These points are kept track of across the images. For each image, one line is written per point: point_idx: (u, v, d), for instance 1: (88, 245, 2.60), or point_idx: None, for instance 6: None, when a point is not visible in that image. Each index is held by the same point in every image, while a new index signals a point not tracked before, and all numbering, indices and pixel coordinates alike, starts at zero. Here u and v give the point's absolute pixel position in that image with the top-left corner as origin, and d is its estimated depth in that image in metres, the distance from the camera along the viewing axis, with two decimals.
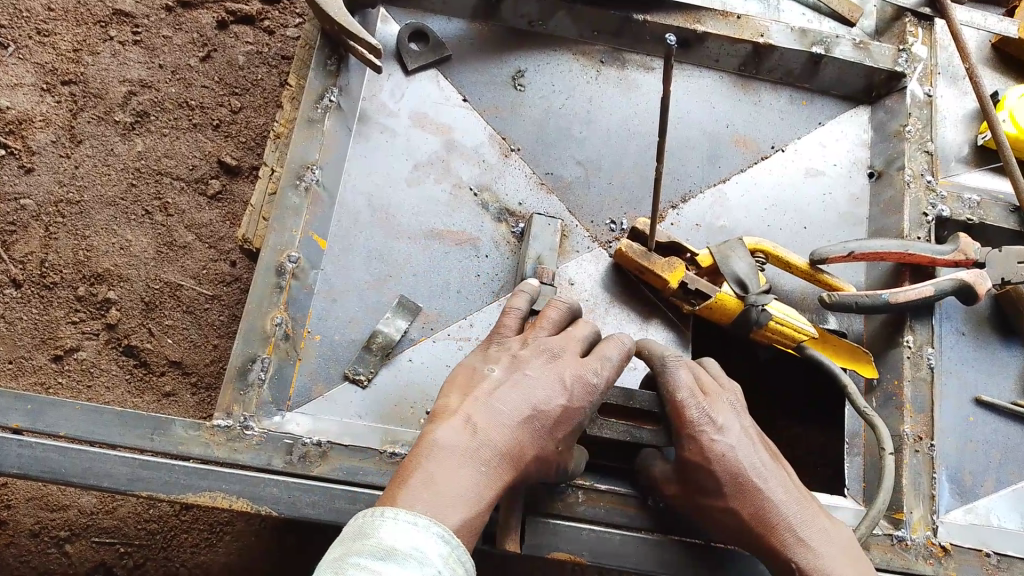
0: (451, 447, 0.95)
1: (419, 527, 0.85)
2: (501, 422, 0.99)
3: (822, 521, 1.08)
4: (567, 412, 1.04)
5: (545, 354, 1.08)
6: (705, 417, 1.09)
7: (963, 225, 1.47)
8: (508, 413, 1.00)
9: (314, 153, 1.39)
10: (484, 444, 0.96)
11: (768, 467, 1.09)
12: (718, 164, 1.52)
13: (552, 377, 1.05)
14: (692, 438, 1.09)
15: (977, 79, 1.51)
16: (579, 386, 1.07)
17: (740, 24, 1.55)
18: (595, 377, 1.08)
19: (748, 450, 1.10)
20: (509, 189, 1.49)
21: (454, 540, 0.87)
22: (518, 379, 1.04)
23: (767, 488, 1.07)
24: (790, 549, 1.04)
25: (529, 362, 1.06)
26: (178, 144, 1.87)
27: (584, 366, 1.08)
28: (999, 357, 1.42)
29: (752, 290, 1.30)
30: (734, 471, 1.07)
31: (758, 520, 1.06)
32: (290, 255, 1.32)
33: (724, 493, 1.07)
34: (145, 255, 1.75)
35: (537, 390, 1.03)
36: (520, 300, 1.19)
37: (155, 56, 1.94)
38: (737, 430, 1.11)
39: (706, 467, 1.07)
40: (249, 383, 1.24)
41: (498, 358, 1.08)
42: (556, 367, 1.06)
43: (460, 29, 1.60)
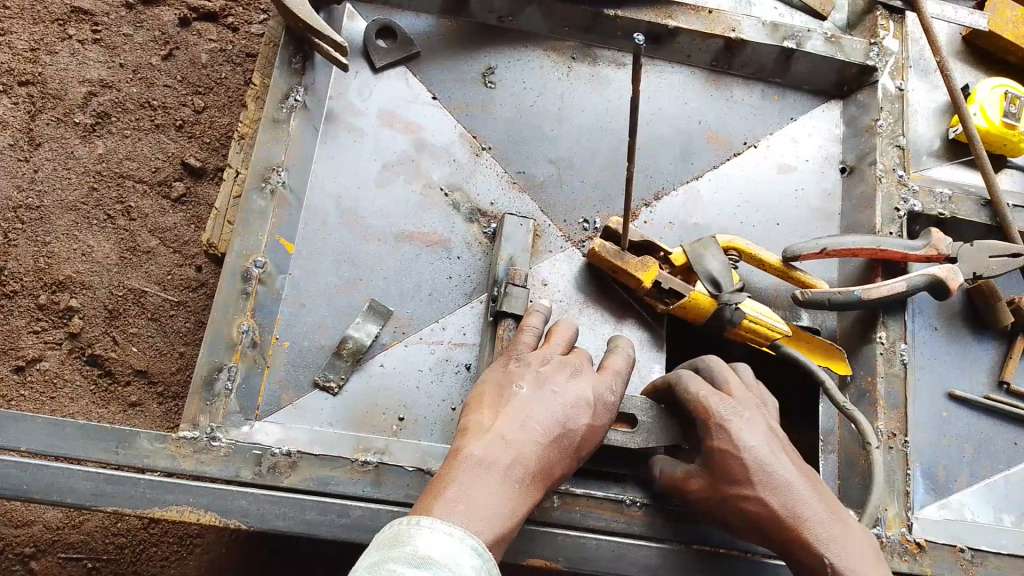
0: (485, 463, 0.95)
1: (453, 537, 0.85)
2: (533, 438, 0.99)
3: (850, 521, 1.05)
4: (592, 431, 1.05)
5: (568, 369, 1.08)
6: (733, 410, 1.08)
7: (936, 219, 1.47)
8: (538, 429, 1.00)
9: (280, 154, 1.36)
10: (516, 460, 0.97)
11: (794, 464, 1.07)
12: (691, 161, 1.51)
13: (578, 393, 1.05)
14: (719, 428, 1.07)
15: (949, 73, 1.51)
16: (600, 405, 1.07)
17: (712, 18, 1.54)
18: (612, 395, 1.09)
19: (776, 445, 1.07)
20: (480, 189, 1.47)
21: (485, 553, 0.86)
22: (543, 396, 1.04)
23: (796, 483, 1.04)
24: (823, 544, 1.01)
25: (555, 378, 1.06)
26: (141, 146, 1.82)
27: (603, 382, 1.09)
28: (971, 351, 1.42)
29: (725, 289, 1.29)
30: (762, 462, 1.04)
31: (788, 513, 1.03)
32: (255, 260, 1.28)
33: (753, 484, 1.04)
34: (109, 261, 1.71)
35: (564, 405, 1.03)
36: (535, 318, 1.17)
37: (115, 55, 1.88)
38: (763, 425, 1.09)
39: (735, 459, 1.05)
40: (216, 394, 1.21)
41: (523, 375, 1.07)
42: (579, 382, 1.07)
43: (428, 25, 1.57)
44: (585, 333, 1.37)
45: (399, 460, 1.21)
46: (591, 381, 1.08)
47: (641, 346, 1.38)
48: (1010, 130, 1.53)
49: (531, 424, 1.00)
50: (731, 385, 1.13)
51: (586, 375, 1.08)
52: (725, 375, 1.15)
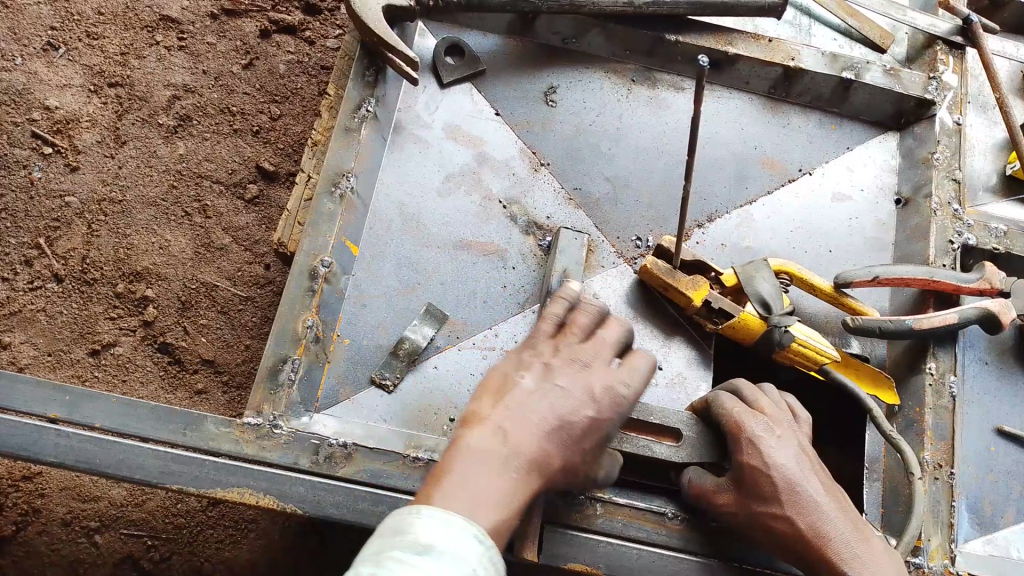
0: (484, 459, 0.92)
1: (454, 527, 0.84)
2: (532, 429, 0.95)
3: (877, 541, 1.05)
4: (595, 424, 1.00)
5: (576, 363, 1.04)
6: (764, 426, 1.09)
7: (990, 254, 1.47)
8: (543, 426, 0.96)
9: (349, 161, 1.43)
10: (516, 456, 0.93)
11: (822, 485, 1.07)
12: (746, 185, 1.54)
13: (582, 388, 1.01)
14: (750, 444, 1.08)
15: (1008, 109, 1.53)
16: (608, 396, 1.02)
17: (772, 47, 1.57)
18: (624, 384, 1.03)
19: (806, 463, 1.08)
20: (538, 203, 1.52)
21: (488, 541, 0.85)
22: (552, 393, 0.99)
23: (824, 502, 1.05)
24: (845, 564, 1.01)
25: (561, 372, 1.02)
26: (218, 149, 1.92)
27: (617, 376, 1.04)
28: (1022, 388, 1.42)
29: (776, 311, 1.32)
30: (791, 481, 1.05)
31: (813, 532, 1.03)
32: (323, 259, 1.36)
33: (781, 502, 1.04)
34: (184, 255, 1.80)
35: (567, 399, 0.99)
36: (558, 306, 1.14)
37: (198, 62, 1.99)
38: (794, 443, 1.09)
39: (764, 475, 1.06)
40: (280, 383, 1.28)
41: (530, 365, 1.03)
42: (586, 376, 1.02)
43: (496, 44, 1.63)
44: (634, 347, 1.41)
45: None
46: (599, 378, 1.03)
47: (689, 363, 1.41)
48: None
49: (539, 422, 0.96)
50: (763, 402, 1.14)
51: (597, 370, 1.03)
52: (755, 394, 1.16)
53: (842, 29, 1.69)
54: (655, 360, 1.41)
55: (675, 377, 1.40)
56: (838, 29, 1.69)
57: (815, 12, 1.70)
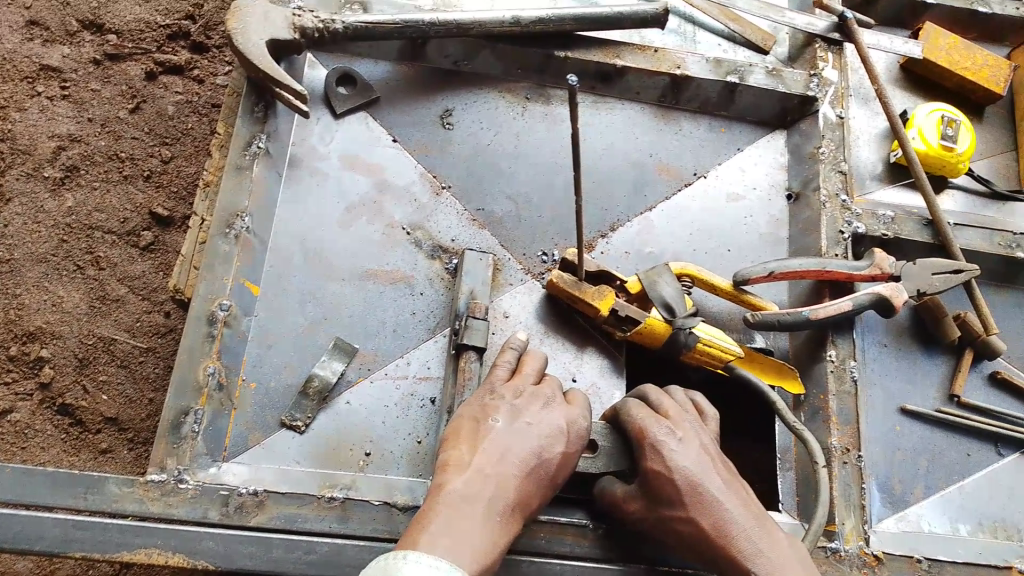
0: (467, 498, 1.00)
1: (441, 570, 0.88)
2: (510, 470, 1.05)
3: (779, 533, 1.06)
4: (565, 458, 1.11)
5: (539, 400, 1.15)
6: (665, 430, 1.10)
7: (880, 240, 1.52)
8: (521, 465, 1.06)
9: (244, 199, 1.39)
10: (498, 492, 1.02)
11: (726, 483, 1.08)
12: (644, 193, 1.57)
13: (553, 424, 1.11)
14: (653, 449, 1.09)
15: (886, 100, 1.58)
16: (574, 432, 1.14)
17: (658, 57, 1.61)
18: (581, 420, 1.15)
19: (709, 462, 1.09)
20: (442, 226, 1.52)
21: None
22: (523, 433, 1.09)
23: (727, 500, 1.05)
24: (749, 560, 1.02)
25: (527, 410, 1.12)
26: (109, 197, 1.86)
27: (574, 411, 1.16)
28: (921, 366, 1.49)
29: (679, 314, 1.35)
30: (693, 482, 1.06)
31: (717, 531, 1.04)
32: (221, 303, 1.32)
33: (685, 504, 1.05)
34: (78, 311, 1.74)
35: (538, 436, 1.09)
36: (508, 356, 1.24)
37: (83, 110, 1.93)
38: (696, 443, 1.10)
39: (666, 479, 1.06)
40: (182, 436, 1.24)
41: (498, 407, 1.12)
42: (550, 414, 1.13)
43: (388, 71, 1.62)
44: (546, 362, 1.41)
45: (363, 494, 1.24)
46: (561, 416, 1.13)
47: (603, 373, 1.42)
48: (948, 151, 1.60)
49: (517, 461, 1.06)
50: (667, 405, 1.15)
51: (557, 408, 1.14)
52: (660, 397, 1.17)
53: (725, 34, 1.73)
54: (569, 372, 1.42)
55: (590, 387, 1.41)
56: (721, 34, 1.73)
57: (699, 19, 1.74)
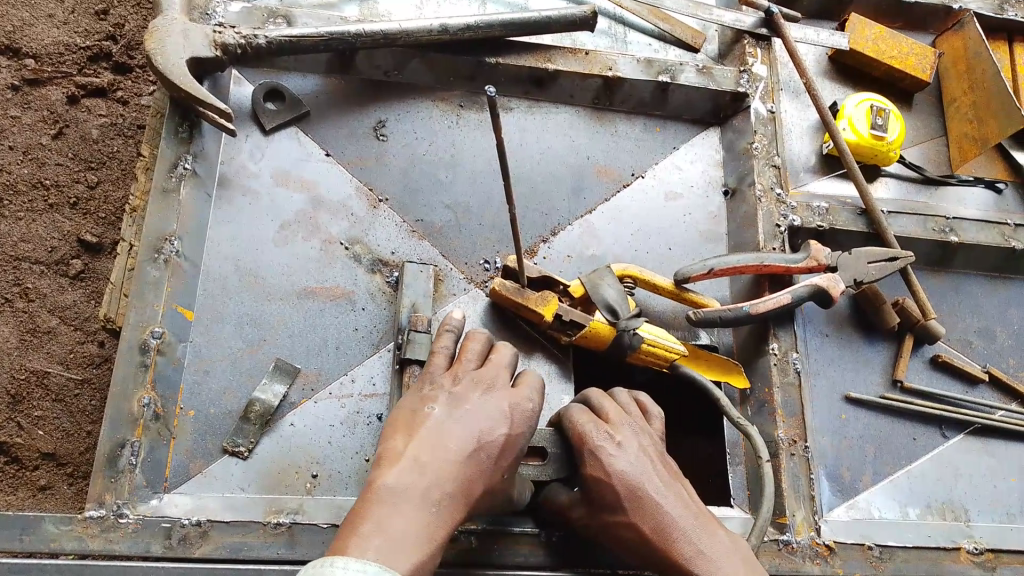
0: (403, 493, 0.94)
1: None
2: (448, 459, 0.98)
3: (720, 532, 1.06)
4: (510, 440, 1.05)
5: (480, 386, 1.09)
6: (604, 434, 1.09)
7: (816, 232, 1.55)
8: (461, 452, 1.00)
9: (172, 223, 1.36)
10: (437, 483, 0.96)
11: (665, 484, 1.08)
12: (583, 196, 1.57)
13: (493, 409, 1.06)
14: (592, 455, 1.08)
15: (816, 93, 1.61)
16: (519, 413, 1.08)
17: (590, 59, 1.61)
18: (529, 400, 1.11)
19: (649, 463, 1.09)
20: (381, 240, 1.50)
21: None
22: (461, 419, 1.03)
23: (667, 503, 1.05)
24: (689, 563, 1.02)
25: (467, 397, 1.07)
26: (35, 227, 1.80)
27: (520, 394, 1.11)
28: (863, 354, 1.51)
29: (622, 315, 1.35)
30: (632, 486, 1.05)
31: (657, 535, 1.03)
32: (153, 330, 1.28)
33: (625, 509, 1.05)
34: (7, 344, 1.67)
35: (477, 421, 1.03)
36: (446, 340, 1.20)
37: (2, 137, 1.85)
38: (636, 445, 1.10)
39: (606, 484, 1.06)
40: (120, 470, 1.19)
41: (435, 398, 1.07)
42: (492, 398, 1.07)
43: (317, 84, 1.59)
44: None
45: (312, 517, 1.23)
46: (504, 398, 1.08)
47: (550, 377, 1.42)
48: (878, 141, 1.63)
49: (457, 449, 1.00)
50: (608, 409, 1.15)
51: (500, 391, 1.09)
52: (601, 400, 1.17)
53: (655, 33, 1.74)
54: None
55: None
56: (652, 34, 1.74)
57: (629, 20, 1.75)
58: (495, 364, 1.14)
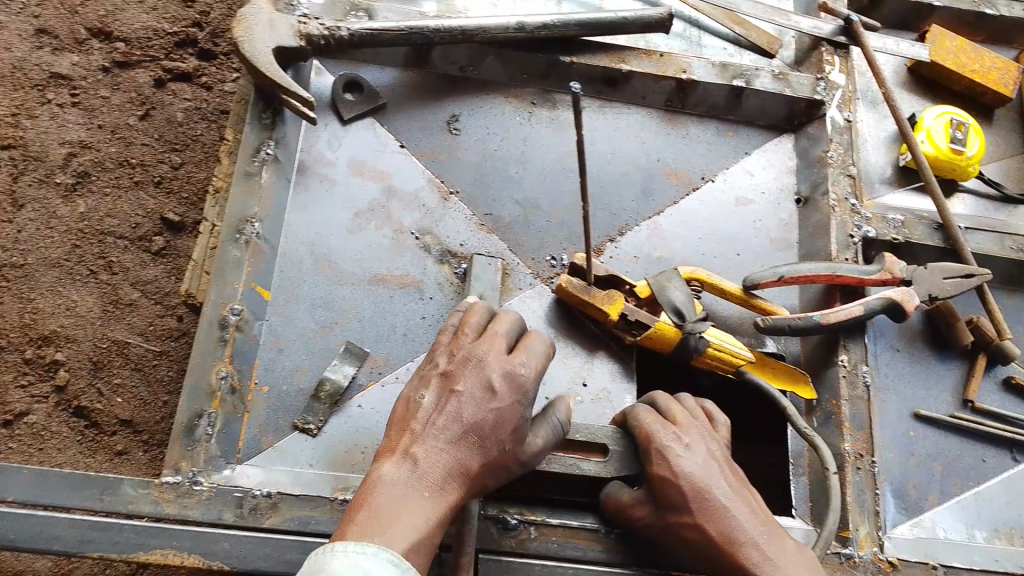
0: (397, 481, 0.95)
1: (365, 554, 0.84)
2: (438, 445, 0.98)
3: (789, 541, 1.06)
4: (503, 414, 1.02)
5: (471, 361, 1.05)
6: (672, 435, 1.10)
7: (890, 244, 1.52)
8: (451, 437, 0.99)
9: (253, 206, 1.40)
10: (428, 468, 0.96)
11: (733, 488, 1.07)
12: (652, 198, 1.57)
13: (479, 384, 1.02)
14: (658, 455, 1.09)
15: (894, 103, 1.59)
16: (511, 383, 1.04)
17: (664, 61, 1.61)
18: (522, 367, 1.06)
19: (716, 467, 1.09)
20: (450, 232, 1.52)
21: (403, 562, 0.85)
22: (450, 401, 1.01)
23: (734, 506, 1.05)
24: (756, 568, 1.01)
25: (457, 376, 1.04)
26: (120, 203, 1.87)
27: (512, 362, 1.06)
28: (934, 371, 1.48)
29: (689, 319, 1.35)
30: (699, 487, 1.06)
31: (723, 538, 1.03)
32: (232, 307, 1.32)
33: (691, 510, 1.05)
34: (91, 315, 1.75)
35: (465, 401, 1.01)
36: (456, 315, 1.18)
37: (93, 117, 1.94)
38: (703, 448, 1.10)
39: (672, 483, 1.06)
40: (197, 439, 1.24)
41: (430, 381, 1.06)
42: (482, 372, 1.04)
43: (394, 77, 1.62)
44: (555, 367, 1.41)
45: None
46: (495, 369, 1.04)
47: (613, 377, 1.43)
48: (957, 155, 1.60)
49: (449, 436, 0.99)
50: (675, 412, 1.16)
51: (492, 362, 1.05)
52: (668, 403, 1.18)
53: (731, 38, 1.73)
54: (579, 377, 1.42)
55: (600, 392, 1.41)
56: (727, 38, 1.73)
57: (704, 23, 1.74)
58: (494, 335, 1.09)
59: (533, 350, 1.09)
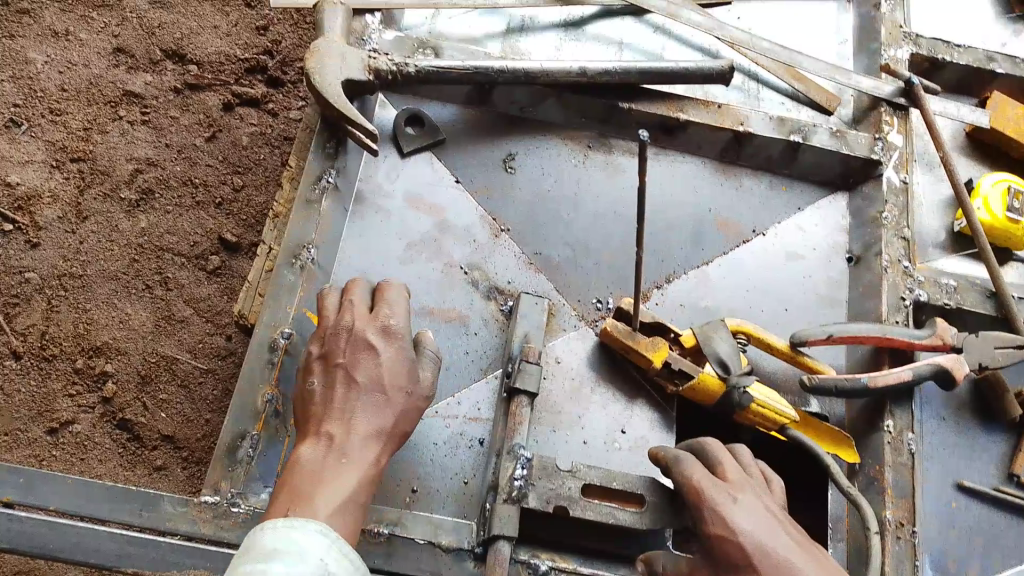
0: (316, 458, 1.10)
1: (295, 527, 0.96)
2: (349, 414, 1.14)
3: None
4: (389, 367, 1.18)
5: (342, 332, 1.20)
6: (723, 493, 1.09)
7: (941, 309, 1.51)
8: (354, 406, 1.14)
9: (311, 233, 1.44)
10: (344, 442, 1.11)
11: (795, 544, 1.07)
12: (702, 246, 1.57)
13: (359, 346, 1.18)
14: (712, 512, 1.07)
15: (952, 167, 1.56)
16: (388, 338, 1.20)
17: (721, 112, 1.62)
18: (391, 320, 1.22)
19: (774, 524, 1.08)
20: (499, 268, 1.54)
21: (332, 533, 0.98)
22: (338, 372, 1.17)
23: (798, 562, 1.04)
24: None
25: (336, 351, 1.18)
26: (181, 221, 1.93)
27: (377, 321, 1.21)
28: (980, 443, 1.45)
29: (734, 372, 1.35)
30: (759, 544, 1.04)
31: None
32: (282, 331, 1.35)
33: (754, 567, 1.03)
34: (144, 329, 1.80)
35: (353, 368, 1.17)
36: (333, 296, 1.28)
37: (162, 136, 2.01)
38: (758, 505, 1.09)
39: (728, 539, 1.05)
40: (238, 460, 1.27)
41: (317, 367, 1.19)
42: (353, 339, 1.19)
43: (455, 114, 1.66)
44: (596, 414, 1.42)
45: (411, 532, 1.25)
46: (366, 329, 1.20)
47: (653, 426, 1.42)
48: (1013, 224, 1.58)
49: (350, 408, 1.14)
50: (726, 467, 1.15)
51: (361, 326, 1.20)
52: (717, 457, 1.17)
53: (788, 93, 1.74)
54: (619, 423, 1.41)
55: (638, 441, 1.41)
56: (785, 93, 1.75)
57: (763, 77, 1.76)
58: (364, 301, 1.25)
59: (395, 301, 1.25)
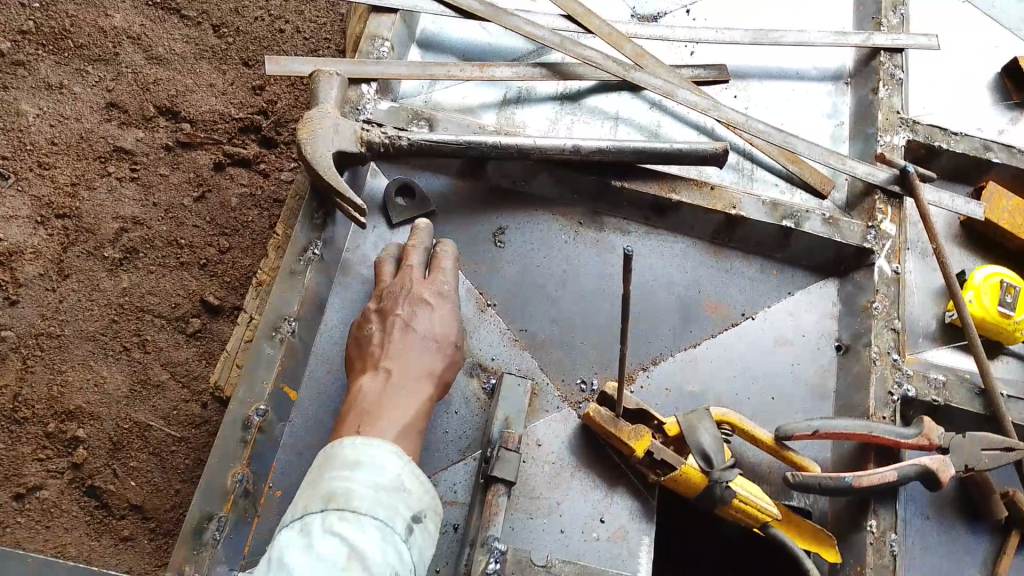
0: (372, 390, 1.21)
1: (372, 445, 1.09)
2: (406, 357, 1.26)
3: None
4: (443, 322, 1.32)
5: (399, 290, 1.34)
6: None
7: (929, 405, 1.49)
8: (410, 349, 1.27)
9: (292, 304, 1.41)
10: (399, 377, 1.23)
11: None
12: (690, 327, 1.56)
13: (415, 302, 1.32)
14: None
15: (944, 259, 1.55)
16: (440, 297, 1.35)
17: (714, 194, 1.60)
18: (445, 286, 1.37)
19: None
20: (483, 344, 1.52)
21: (407, 456, 1.10)
22: (395, 325, 1.29)
23: None
24: None
25: (393, 305, 1.32)
26: (164, 282, 1.94)
27: (432, 281, 1.36)
28: (964, 543, 1.44)
29: (717, 466, 1.31)
30: None
31: None
32: (258, 408, 1.32)
33: None
34: (119, 393, 1.82)
35: (409, 319, 1.30)
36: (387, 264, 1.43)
37: (149, 194, 2.00)
38: None
39: None
40: (204, 542, 1.24)
41: (372, 318, 1.34)
42: (410, 293, 1.33)
43: (446, 184, 1.63)
44: (574, 502, 1.38)
45: None
46: (423, 288, 1.34)
47: (632, 517, 1.39)
48: (1004, 318, 1.57)
49: (408, 351, 1.27)
50: None
51: (418, 288, 1.34)
52: None
53: (782, 174, 1.74)
54: (598, 513, 1.38)
55: (617, 531, 1.38)
56: (779, 174, 1.74)
57: (758, 158, 1.75)
58: (420, 265, 1.38)
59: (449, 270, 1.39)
